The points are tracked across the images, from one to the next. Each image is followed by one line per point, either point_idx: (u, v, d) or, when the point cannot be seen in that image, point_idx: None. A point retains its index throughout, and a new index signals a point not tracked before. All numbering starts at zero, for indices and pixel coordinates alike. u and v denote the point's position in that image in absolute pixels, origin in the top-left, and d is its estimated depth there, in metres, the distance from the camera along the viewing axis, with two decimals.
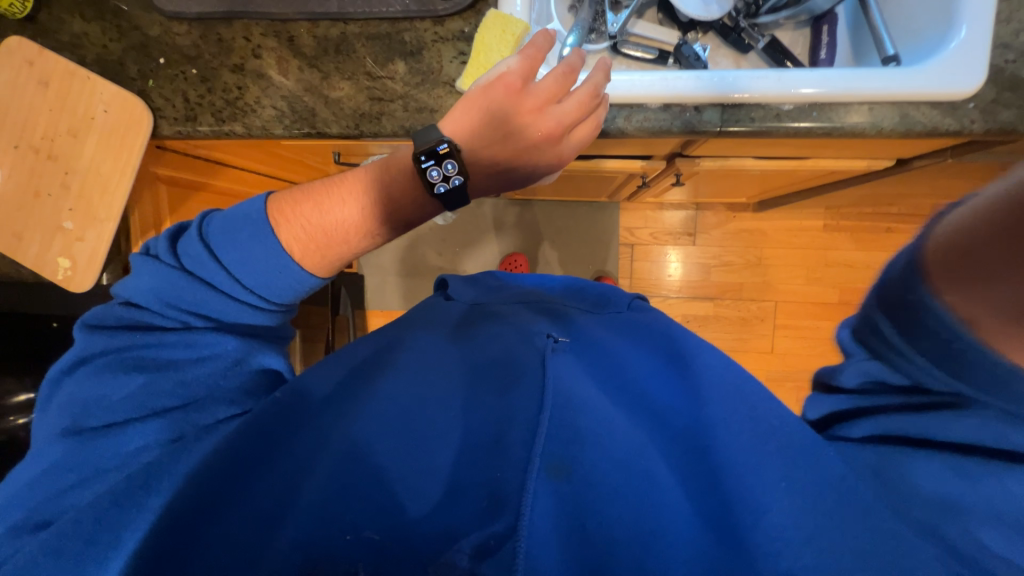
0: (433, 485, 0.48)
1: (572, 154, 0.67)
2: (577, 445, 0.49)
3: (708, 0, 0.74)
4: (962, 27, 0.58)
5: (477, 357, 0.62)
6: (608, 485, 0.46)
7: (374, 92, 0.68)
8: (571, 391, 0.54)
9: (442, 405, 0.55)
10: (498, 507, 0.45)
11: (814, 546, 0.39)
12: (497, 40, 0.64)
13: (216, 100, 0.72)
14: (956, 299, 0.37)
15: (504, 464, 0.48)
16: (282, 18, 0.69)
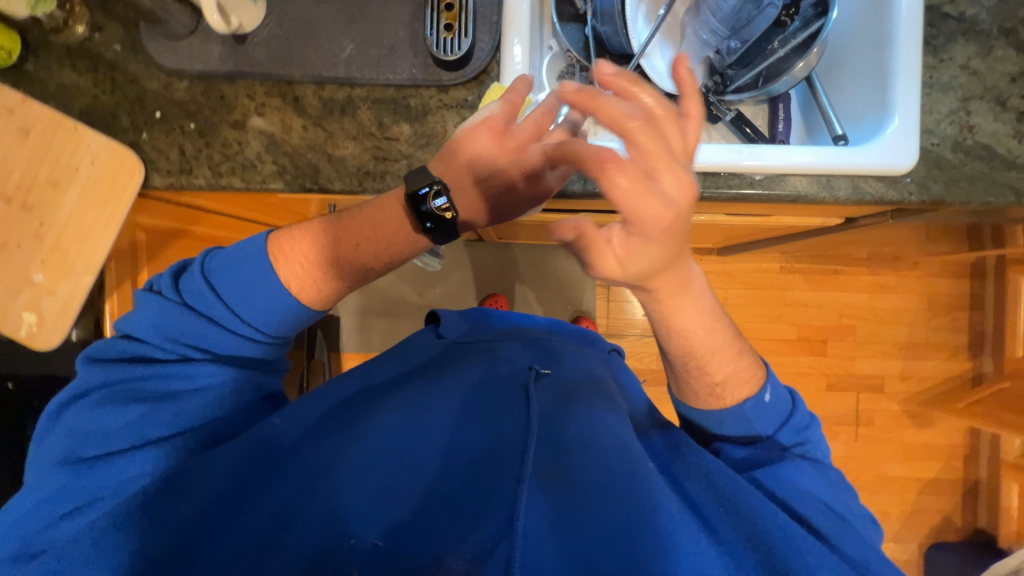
0: (436, 496, 0.57)
1: (557, 187, 0.69)
2: (563, 455, 0.62)
3: (681, 78, 0.84)
4: (898, 114, 0.68)
5: (474, 388, 0.71)
6: (593, 487, 0.59)
7: (379, 151, 0.71)
8: (553, 415, 0.67)
9: (430, 432, 0.63)
10: (489, 495, 0.57)
11: (751, 524, 0.55)
12: None
13: (215, 154, 0.72)
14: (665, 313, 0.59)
15: (495, 483, 0.58)
16: (288, 79, 0.71)
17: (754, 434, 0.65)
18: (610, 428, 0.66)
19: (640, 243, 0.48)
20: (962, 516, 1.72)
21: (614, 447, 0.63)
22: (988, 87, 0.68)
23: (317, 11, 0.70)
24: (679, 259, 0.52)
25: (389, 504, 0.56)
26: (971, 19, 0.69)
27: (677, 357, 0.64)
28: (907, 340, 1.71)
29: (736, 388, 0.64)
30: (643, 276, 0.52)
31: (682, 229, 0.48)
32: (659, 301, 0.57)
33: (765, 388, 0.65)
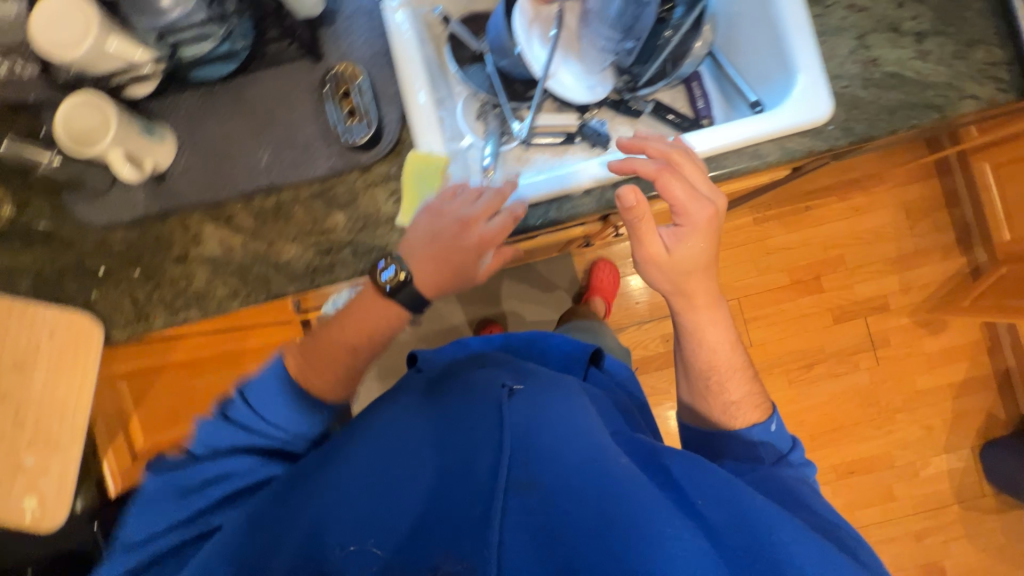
0: (420, 516, 0.54)
1: (497, 240, 0.66)
2: (535, 462, 0.58)
3: (593, 85, 0.85)
4: (802, 68, 0.69)
5: (448, 408, 0.66)
6: (569, 488, 0.56)
7: (321, 246, 0.72)
8: (529, 419, 0.62)
9: (411, 459, 0.60)
10: (472, 509, 0.54)
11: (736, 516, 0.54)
12: (422, 178, 0.70)
13: (166, 293, 0.73)
14: (697, 326, 0.72)
15: (472, 498, 0.55)
16: (216, 202, 0.72)
17: (752, 453, 0.70)
18: (588, 436, 0.61)
19: (695, 231, 0.65)
20: (1003, 409, 1.71)
21: (592, 454, 0.59)
22: (879, 19, 0.70)
23: (226, 129, 0.71)
24: (702, 273, 0.68)
25: (373, 524, 0.53)
26: None
27: (703, 376, 0.74)
28: (897, 253, 1.71)
29: (740, 412, 0.73)
30: (691, 266, 0.67)
31: (715, 225, 0.65)
32: (691, 313, 0.71)
33: (772, 421, 0.72)
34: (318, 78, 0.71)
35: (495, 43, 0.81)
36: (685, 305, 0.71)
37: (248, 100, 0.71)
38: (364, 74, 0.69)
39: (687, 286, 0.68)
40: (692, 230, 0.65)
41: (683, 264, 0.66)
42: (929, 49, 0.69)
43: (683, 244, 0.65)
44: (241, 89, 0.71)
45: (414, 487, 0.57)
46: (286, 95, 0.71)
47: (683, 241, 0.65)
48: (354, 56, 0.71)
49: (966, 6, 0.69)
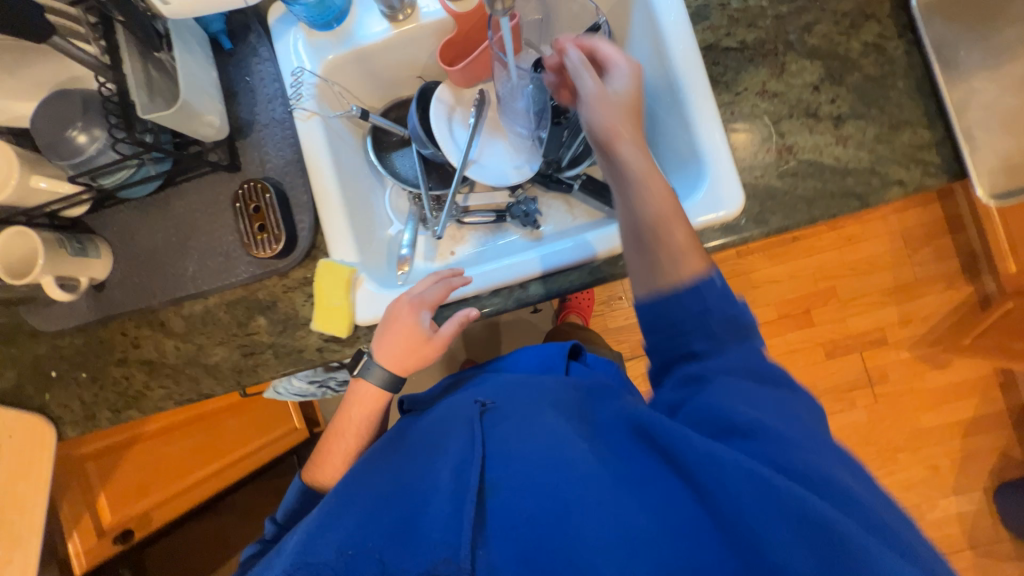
0: (384, 521, 0.46)
1: (436, 298, 0.67)
2: (506, 464, 0.49)
3: (519, 163, 0.84)
4: (708, 162, 0.67)
5: (422, 429, 0.61)
6: (547, 489, 0.46)
7: (245, 348, 0.75)
8: (506, 427, 0.55)
9: (387, 475, 0.53)
10: (438, 512, 0.45)
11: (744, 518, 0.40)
12: (332, 286, 0.70)
13: (109, 393, 0.77)
14: (620, 143, 0.58)
15: (440, 505, 0.46)
16: (150, 309, 0.76)
17: (702, 312, 0.52)
18: (551, 428, 0.53)
19: (618, 75, 0.61)
20: (1020, 448, 1.58)
21: (565, 446, 0.50)
22: (793, 104, 0.66)
23: (156, 241, 0.75)
24: (636, 120, 0.60)
25: (338, 541, 0.44)
26: (753, 45, 0.67)
27: (637, 206, 0.57)
28: (894, 284, 1.60)
29: (683, 258, 0.55)
30: (612, 84, 0.60)
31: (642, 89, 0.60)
32: (620, 135, 0.58)
33: (712, 270, 0.54)
34: (235, 188, 0.73)
35: (414, 135, 0.81)
36: (625, 146, 0.58)
37: (175, 211, 0.75)
38: (274, 187, 0.71)
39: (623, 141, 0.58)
40: (620, 71, 0.60)
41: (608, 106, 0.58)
42: (849, 134, 0.65)
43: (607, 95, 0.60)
44: (167, 203, 0.75)
45: (380, 497, 0.49)
46: (208, 206, 0.74)
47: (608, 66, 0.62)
48: (270, 166, 0.73)
49: (888, 87, 0.65)
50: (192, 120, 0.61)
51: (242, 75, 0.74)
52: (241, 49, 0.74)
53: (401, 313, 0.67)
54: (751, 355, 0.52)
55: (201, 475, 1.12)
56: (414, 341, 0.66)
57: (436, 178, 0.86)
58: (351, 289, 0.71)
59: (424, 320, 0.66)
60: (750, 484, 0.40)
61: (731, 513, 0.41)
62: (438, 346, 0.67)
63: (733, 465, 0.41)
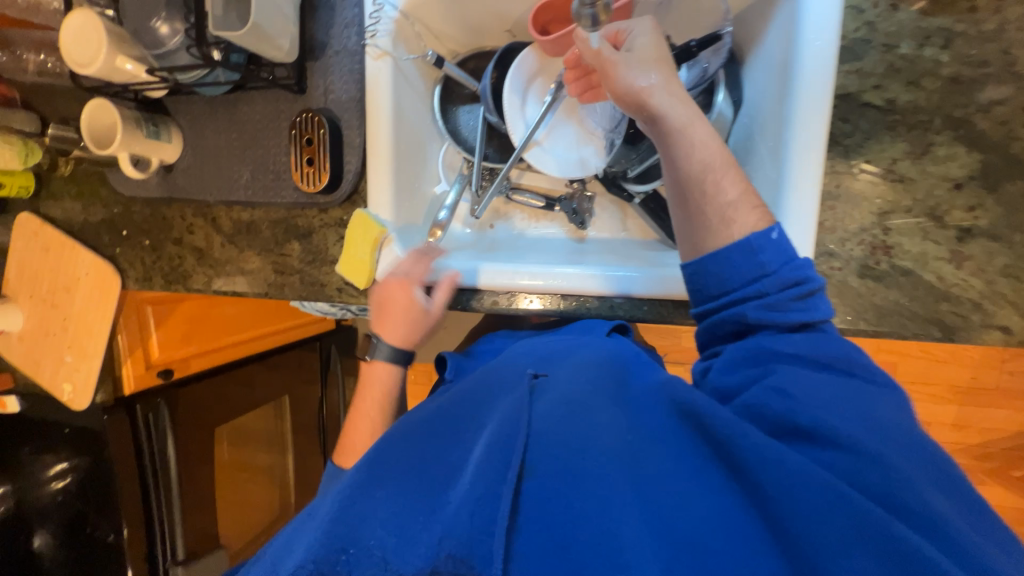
0: (414, 492, 0.44)
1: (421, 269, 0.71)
2: (554, 448, 0.44)
3: (585, 155, 0.75)
4: (784, 235, 0.57)
5: (467, 392, 0.58)
6: (600, 492, 0.41)
7: (277, 266, 0.80)
8: (557, 406, 0.49)
9: (427, 446, 0.49)
10: (466, 485, 0.42)
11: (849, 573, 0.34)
12: (362, 239, 0.72)
13: (164, 265, 0.87)
14: (674, 126, 0.50)
15: (481, 487, 0.42)
16: (206, 203, 0.82)
17: (756, 271, 0.48)
18: (586, 404, 0.49)
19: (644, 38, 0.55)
20: None
21: (608, 432, 0.46)
22: (918, 198, 0.55)
23: (220, 142, 0.78)
24: (672, 74, 0.53)
25: (376, 512, 0.43)
26: (902, 109, 0.54)
27: (684, 195, 0.51)
28: (966, 383, 1.34)
29: (736, 214, 0.49)
30: (639, 47, 0.54)
31: (669, 57, 0.54)
32: (662, 104, 0.51)
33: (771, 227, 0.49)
34: (296, 113, 0.73)
35: (482, 94, 0.75)
36: (660, 96, 0.51)
37: (241, 118, 0.77)
38: (329, 124, 0.70)
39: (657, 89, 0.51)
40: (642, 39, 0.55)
41: (639, 70, 0.52)
42: (970, 253, 0.54)
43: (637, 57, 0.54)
44: (236, 107, 0.76)
45: (413, 463, 0.47)
46: (270, 122, 0.75)
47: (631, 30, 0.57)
48: (333, 96, 0.72)
49: None
50: (263, 42, 0.60)
51: None
52: None
53: (393, 297, 0.70)
54: (819, 341, 0.46)
55: (236, 339, 1.28)
56: (414, 320, 0.70)
57: (495, 149, 0.81)
58: (377, 245, 0.72)
59: (415, 299, 0.69)
60: (815, 496, 0.36)
61: (815, 558, 0.35)
62: (437, 317, 0.71)
63: (799, 481, 0.37)
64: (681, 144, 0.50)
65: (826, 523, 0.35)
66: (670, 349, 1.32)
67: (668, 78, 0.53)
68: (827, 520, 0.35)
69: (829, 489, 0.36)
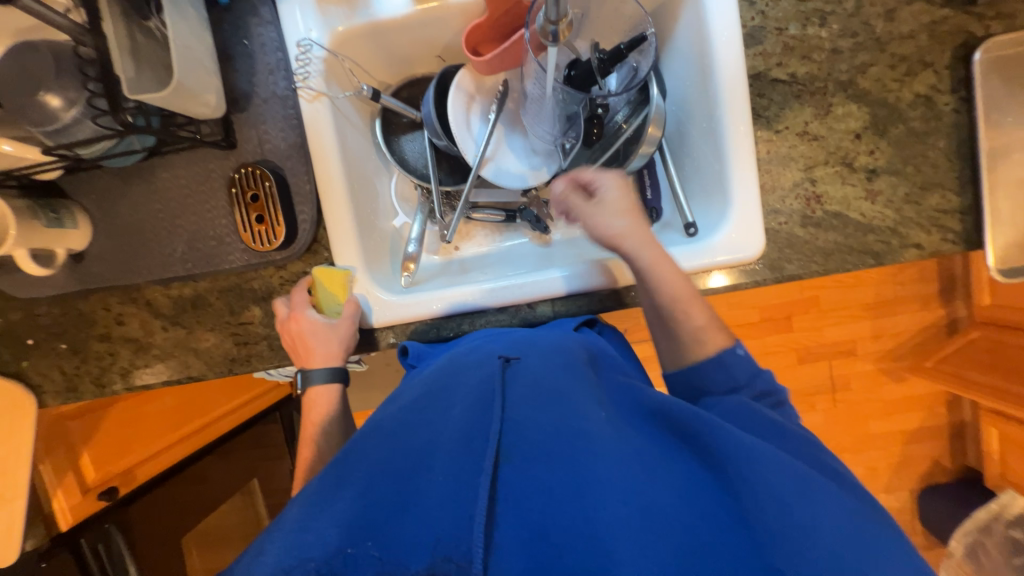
0: (388, 483, 0.42)
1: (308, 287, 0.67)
2: (528, 429, 0.45)
3: (537, 165, 0.78)
4: (735, 203, 0.64)
5: (434, 381, 0.55)
6: (572, 461, 0.42)
7: (238, 337, 0.73)
8: (530, 389, 0.50)
9: (398, 433, 0.47)
10: (442, 480, 0.42)
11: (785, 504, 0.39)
12: (325, 292, 0.68)
13: (92, 367, 0.75)
14: (643, 278, 0.60)
15: (459, 474, 0.42)
16: (134, 286, 0.72)
17: (730, 383, 0.55)
18: (561, 388, 0.50)
19: (608, 202, 0.62)
20: (952, 459, 1.63)
21: (584, 412, 0.47)
22: (831, 151, 0.64)
23: (140, 215, 0.70)
24: (637, 224, 0.61)
25: (345, 508, 0.40)
26: (803, 79, 0.64)
27: (660, 323, 0.61)
28: (874, 300, 1.56)
29: (706, 328, 0.59)
30: (605, 212, 0.62)
31: (632, 212, 0.62)
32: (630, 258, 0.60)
33: (737, 344, 0.58)
34: (231, 170, 0.68)
35: (426, 121, 0.75)
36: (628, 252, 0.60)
37: (162, 185, 0.69)
38: (273, 175, 0.66)
39: (625, 252, 0.61)
40: (607, 202, 0.62)
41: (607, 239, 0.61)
42: (880, 189, 0.64)
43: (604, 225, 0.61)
44: (153, 174, 0.69)
45: (387, 455, 0.45)
46: (199, 184, 0.68)
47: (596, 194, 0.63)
48: (270, 146, 0.67)
49: (928, 146, 0.63)
50: (189, 100, 0.55)
51: (240, 37, 0.66)
52: (239, 6, 0.66)
53: (298, 327, 0.65)
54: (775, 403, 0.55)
55: (185, 433, 1.12)
56: (327, 336, 0.65)
57: (447, 172, 0.81)
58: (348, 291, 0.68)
59: (315, 319, 0.65)
60: (758, 459, 0.41)
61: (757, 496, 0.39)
62: (348, 321, 0.67)
63: (740, 443, 0.42)
64: (649, 293, 0.60)
65: (763, 469, 0.41)
66: (632, 329, 1.39)
67: (634, 231, 0.61)
68: (768, 471, 0.40)
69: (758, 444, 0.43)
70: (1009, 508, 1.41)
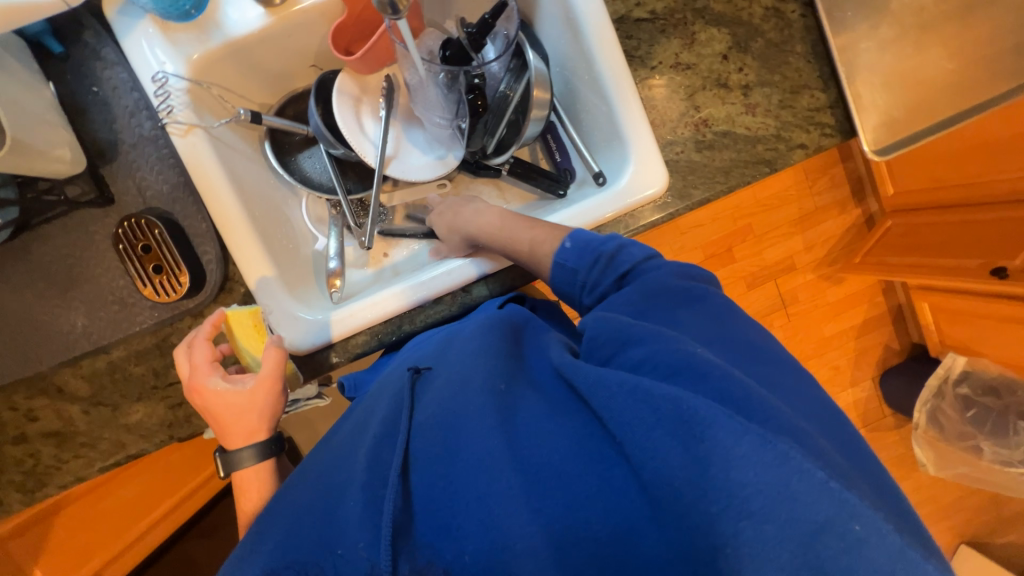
0: (306, 522, 0.45)
1: (207, 349, 0.59)
2: (437, 442, 0.47)
3: (442, 153, 0.77)
4: (632, 143, 0.67)
5: (363, 408, 0.57)
6: (473, 463, 0.45)
7: (171, 399, 0.68)
8: (439, 398, 0.51)
9: (325, 471, 0.50)
10: (354, 507, 0.44)
11: (667, 453, 0.40)
12: (243, 340, 0.62)
13: (13, 475, 0.67)
14: (486, 240, 0.69)
15: (360, 503, 0.44)
16: (39, 375, 0.65)
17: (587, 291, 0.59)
18: (464, 382, 0.51)
19: (441, 212, 0.78)
20: (898, 340, 1.76)
21: (481, 401, 0.49)
22: (705, 75, 0.68)
23: (26, 297, 0.63)
24: (463, 207, 0.75)
25: (267, 547, 0.44)
26: (663, 14, 0.67)
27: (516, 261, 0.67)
28: (799, 213, 1.65)
29: (545, 241, 0.64)
30: (445, 217, 0.76)
31: (459, 203, 0.76)
32: (471, 232, 0.71)
33: (564, 239, 0.62)
34: (114, 225, 0.63)
35: (318, 134, 0.72)
36: (468, 228, 0.72)
37: (44, 260, 0.63)
38: (161, 220, 0.62)
39: (466, 229, 0.72)
40: (439, 213, 0.78)
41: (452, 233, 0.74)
42: (756, 102, 0.68)
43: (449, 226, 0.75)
44: (30, 250, 0.63)
45: (312, 492, 0.48)
46: (83, 249, 0.63)
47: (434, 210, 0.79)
48: (151, 193, 0.63)
49: (789, 51, 0.68)
50: (35, 158, 0.51)
51: (88, 84, 0.62)
52: (78, 52, 0.61)
53: (203, 401, 0.58)
54: (717, 322, 0.50)
55: (153, 520, 1.05)
56: (241, 409, 0.58)
57: (354, 180, 0.79)
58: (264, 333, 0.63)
59: (220, 390, 0.58)
60: (637, 404, 0.42)
61: (642, 452, 0.41)
62: (268, 381, 0.59)
63: (621, 390, 0.43)
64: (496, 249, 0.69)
65: (653, 426, 0.41)
66: None
67: (465, 212, 0.74)
68: (654, 426, 0.41)
69: (654, 396, 0.41)
70: (952, 369, 1.55)
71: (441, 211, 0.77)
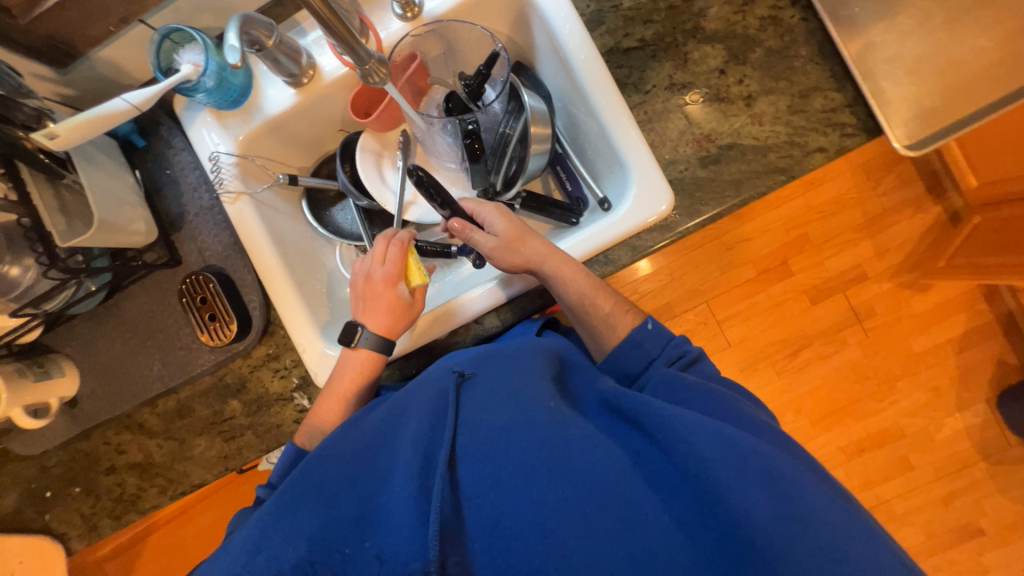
0: (350, 513, 0.45)
1: (401, 258, 0.69)
2: (491, 449, 0.48)
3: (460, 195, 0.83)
4: (632, 162, 0.65)
5: (397, 400, 0.57)
6: (535, 474, 0.46)
7: (226, 433, 0.76)
8: (487, 405, 0.51)
9: (362, 463, 0.50)
10: (400, 493, 0.45)
11: (744, 492, 0.43)
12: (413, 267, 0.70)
13: (106, 502, 0.79)
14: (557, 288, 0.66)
15: (409, 497, 0.45)
16: (125, 414, 0.77)
17: (646, 355, 0.62)
18: (518, 391, 0.53)
19: (505, 224, 0.68)
20: (1015, 352, 1.47)
21: (541, 413, 0.50)
22: (703, 92, 0.67)
23: (115, 347, 0.75)
24: (531, 232, 0.68)
25: (304, 528, 0.44)
26: (652, 41, 0.68)
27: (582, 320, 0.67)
28: (864, 217, 1.36)
29: (618, 320, 0.66)
30: (509, 235, 0.67)
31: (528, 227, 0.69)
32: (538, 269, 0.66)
33: (644, 320, 0.64)
34: (180, 282, 0.74)
35: (344, 189, 0.80)
36: (539, 263, 0.66)
37: (128, 315, 0.75)
38: (216, 275, 0.72)
39: (535, 262, 0.66)
40: (504, 225, 0.68)
41: (506, 258, 0.67)
42: (762, 111, 0.66)
43: (513, 247, 0.67)
44: (120, 308, 0.75)
45: (349, 477, 0.49)
46: (158, 304, 0.75)
47: (487, 217, 0.70)
48: (209, 253, 0.74)
49: (793, 56, 0.66)
50: (118, 233, 0.64)
51: (163, 168, 0.75)
52: (156, 144, 0.76)
53: (374, 297, 0.68)
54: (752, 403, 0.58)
55: None
56: (403, 317, 0.69)
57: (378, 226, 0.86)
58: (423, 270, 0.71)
59: (399, 296, 0.68)
60: (719, 443, 0.46)
61: (717, 489, 0.44)
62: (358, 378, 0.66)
63: (699, 426, 0.47)
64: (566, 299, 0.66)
65: (731, 464, 0.44)
66: None
67: (536, 240, 0.67)
68: (734, 464, 0.44)
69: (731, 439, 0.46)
70: None
71: (501, 225, 0.68)
